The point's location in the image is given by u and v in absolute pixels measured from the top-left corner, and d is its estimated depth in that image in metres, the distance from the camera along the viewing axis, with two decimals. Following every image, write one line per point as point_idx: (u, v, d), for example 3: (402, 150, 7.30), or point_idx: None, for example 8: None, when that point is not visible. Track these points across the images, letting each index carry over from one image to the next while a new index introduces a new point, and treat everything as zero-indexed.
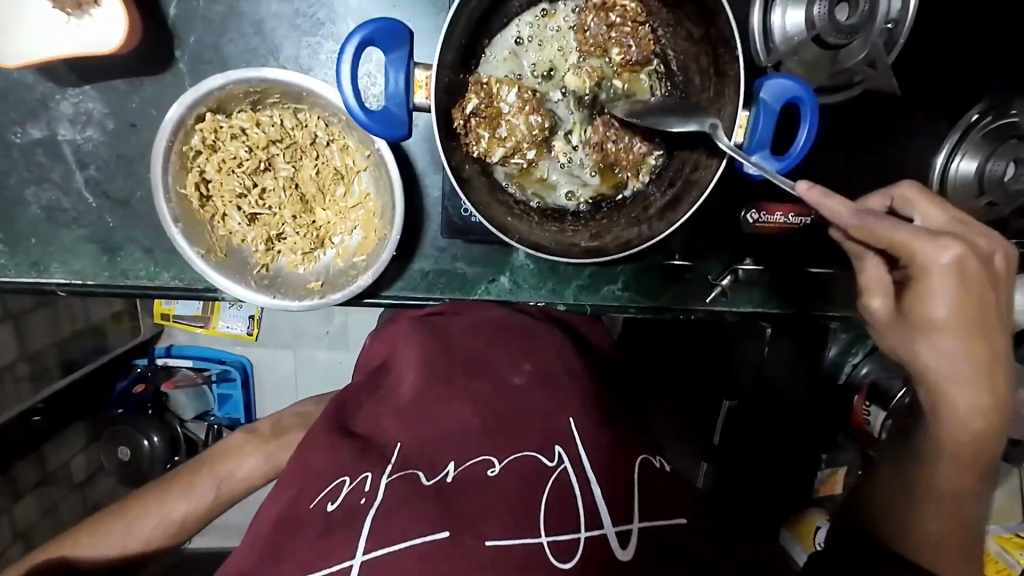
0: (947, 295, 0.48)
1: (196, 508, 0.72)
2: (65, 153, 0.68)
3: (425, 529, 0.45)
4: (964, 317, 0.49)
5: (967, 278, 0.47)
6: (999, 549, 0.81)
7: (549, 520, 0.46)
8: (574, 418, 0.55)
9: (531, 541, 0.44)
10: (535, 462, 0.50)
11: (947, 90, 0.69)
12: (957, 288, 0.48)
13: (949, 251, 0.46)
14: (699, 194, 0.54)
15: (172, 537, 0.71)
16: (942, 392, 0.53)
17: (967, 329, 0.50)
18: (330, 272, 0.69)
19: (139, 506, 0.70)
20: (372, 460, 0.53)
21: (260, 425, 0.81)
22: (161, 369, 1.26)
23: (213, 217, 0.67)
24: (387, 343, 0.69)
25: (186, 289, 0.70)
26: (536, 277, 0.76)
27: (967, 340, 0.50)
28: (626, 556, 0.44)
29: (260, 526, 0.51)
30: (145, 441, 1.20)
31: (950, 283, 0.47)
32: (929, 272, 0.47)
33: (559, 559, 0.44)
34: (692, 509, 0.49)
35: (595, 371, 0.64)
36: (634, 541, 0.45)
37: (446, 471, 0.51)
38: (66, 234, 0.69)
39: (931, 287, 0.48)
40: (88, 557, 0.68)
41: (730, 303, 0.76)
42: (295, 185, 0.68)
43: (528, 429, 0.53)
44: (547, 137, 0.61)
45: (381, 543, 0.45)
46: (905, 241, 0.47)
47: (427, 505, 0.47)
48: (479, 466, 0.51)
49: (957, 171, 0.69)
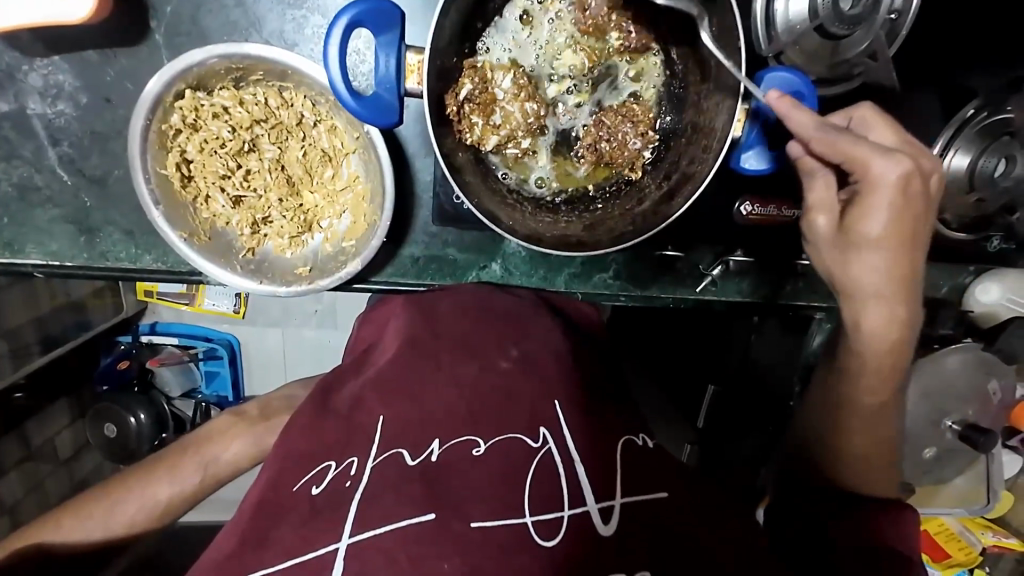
0: (888, 210, 0.50)
1: (182, 492, 0.71)
2: (36, 127, 0.64)
3: (410, 510, 0.45)
4: (899, 232, 0.51)
5: (911, 195, 0.49)
6: (962, 529, 0.93)
7: (534, 500, 0.46)
8: (560, 402, 0.55)
9: (515, 521, 0.45)
10: (521, 442, 0.51)
11: (945, 85, 0.69)
12: (897, 203, 0.49)
13: (899, 166, 0.48)
14: (695, 188, 0.53)
15: (159, 519, 0.71)
16: (862, 308, 0.55)
17: (901, 242, 0.51)
18: (319, 257, 0.68)
19: (124, 484, 0.70)
20: (357, 444, 0.53)
21: (247, 407, 0.81)
22: (145, 347, 1.23)
23: (196, 198, 0.65)
24: (377, 325, 0.69)
25: (169, 273, 0.68)
26: (528, 264, 0.75)
27: (897, 253, 0.52)
28: (608, 531, 0.45)
29: (243, 508, 0.51)
30: (132, 418, 1.19)
31: (892, 198, 0.49)
32: (878, 188, 0.49)
33: (544, 538, 0.44)
34: (677, 488, 0.50)
35: (586, 358, 0.65)
36: (617, 515, 0.46)
37: (430, 450, 0.51)
38: (40, 214, 0.66)
39: (876, 201, 0.50)
40: (65, 542, 0.66)
41: (719, 293, 0.76)
42: (280, 167, 0.66)
43: (516, 412, 0.54)
44: (542, 125, 0.59)
45: (367, 525, 0.44)
46: (860, 156, 0.48)
47: (413, 487, 0.47)
48: (463, 445, 0.51)
49: (950, 167, 0.68)
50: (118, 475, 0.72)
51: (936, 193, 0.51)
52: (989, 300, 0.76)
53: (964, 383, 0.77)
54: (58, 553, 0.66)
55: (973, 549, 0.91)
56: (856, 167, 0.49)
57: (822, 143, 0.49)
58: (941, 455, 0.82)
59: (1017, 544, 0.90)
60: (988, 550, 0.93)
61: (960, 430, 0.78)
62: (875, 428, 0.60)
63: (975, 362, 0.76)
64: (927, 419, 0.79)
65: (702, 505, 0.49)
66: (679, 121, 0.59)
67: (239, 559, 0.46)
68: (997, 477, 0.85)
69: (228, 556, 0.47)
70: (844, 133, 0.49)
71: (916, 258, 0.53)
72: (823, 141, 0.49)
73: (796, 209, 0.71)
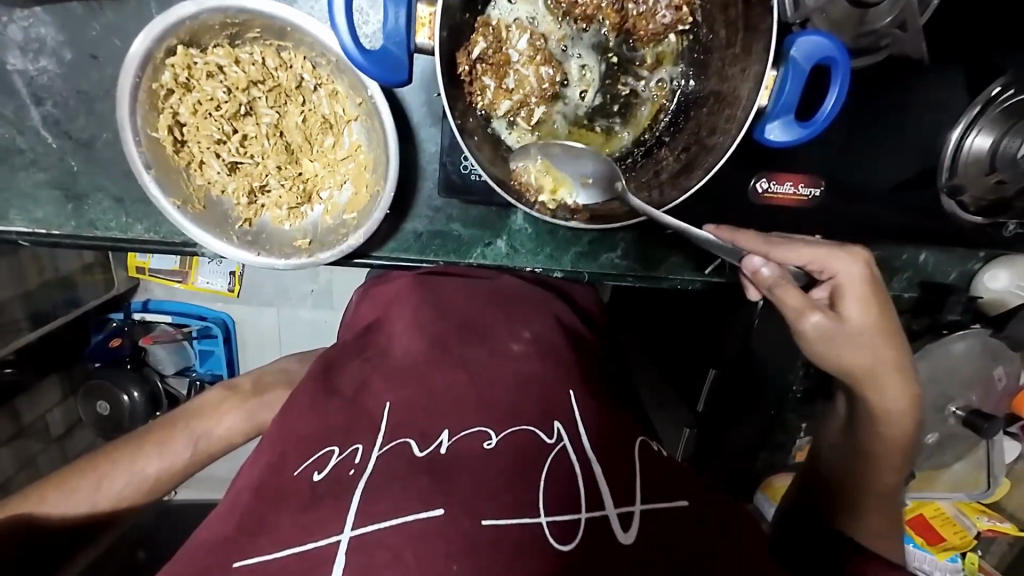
0: (865, 301, 0.55)
1: (171, 467, 0.70)
2: (16, 85, 0.61)
3: (418, 506, 0.43)
4: (881, 328, 0.56)
5: (879, 287, 0.56)
6: (958, 512, 0.95)
7: (550, 501, 0.45)
8: (574, 393, 0.56)
9: (529, 521, 0.43)
10: (532, 436, 0.50)
11: (975, 58, 0.66)
12: (873, 304, 0.55)
13: (860, 262, 0.55)
14: (717, 159, 0.50)
15: (146, 492, 0.69)
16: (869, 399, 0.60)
17: (885, 336, 0.56)
18: (319, 230, 0.65)
19: (110, 456, 0.68)
20: (362, 432, 0.52)
21: (240, 381, 0.80)
22: (137, 324, 1.24)
23: (189, 164, 0.61)
24: (377, 303, 0.70)
25: (162, 243, 0.66)
26: (534, 242, 0.73)
27: (880, 345, 0.56)
28: (628, 540, 0.44)
29: (240, 491, 0.51)
30: (125, 397, 1.19)
31: (864, 289, 0.55)
32: (847, 279, 0.55)
33: (559, 541, 0.43)
34: (686, 489, 0.50)
35: (580, 348, 0.66)
36: (637, 523, 0.45)
37: (439, 442, 0.50)
38: (24, 178, 0.63)
39: (854, 297, 0.55)
40: (52, 517, 0.64)
41: (729, 275, 0.76)
42: (278, 133, 0.63)
43: (526, 405, 0.53)
44: (556, 93, 0.55)
45: (371, 519, 0.43)
46: (820, 255, 0.56)
47: (420, 482, 0.45)
48: (474, 437, 0.50)
49: (971, 148, 0.67)
50: (105, 448, 0.70)
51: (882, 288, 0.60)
52: (998, 287, 0.77)
53: (970, 370, 0.77)
54: (47, 527, 0.64)
55: (968, 534, 0.93)
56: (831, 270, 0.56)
57: (787, 253, 0.57)
58: (943, 441, 0.83)
59: (1011, 529, 0.92)
60: (982, 534, 0.95)
61: (963, 417, 0.78)
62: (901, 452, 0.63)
63: (979, 348, 0.76)
64: (931, 406, 0.79)
65: (709, 504, 0.49)
66: (701, 88, 0.55)
67: (236, 545, 0.45)
68: (997, 461, 0.86)
69: (224, 540, 0.46)
70: (796, 241, 0.57)
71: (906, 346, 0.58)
72: (785, 252, 0.57)
73: (814, 188, 0.68)
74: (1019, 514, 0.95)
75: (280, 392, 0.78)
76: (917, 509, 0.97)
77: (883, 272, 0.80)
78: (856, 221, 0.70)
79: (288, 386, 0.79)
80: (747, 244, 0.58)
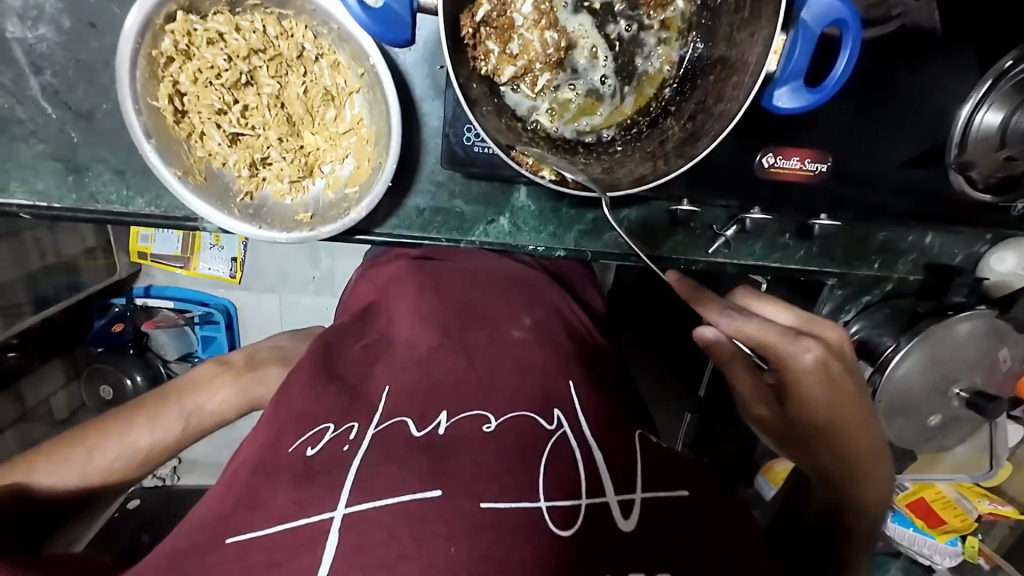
0: (818, 390, 0.53)
1: (163, 440, 0.70)
2: (15, 53, 0.60)
3: (415, 486, 0.43)
4: (837, 414, 0.54)
5: (834, 376, 0.52)
6: (958, 496, 0.96)
7: (548, 484, 0.45)
8: (573, 383, 0.57)
9: (529, 505, 0.43)
10: (534, 423, 0.50)
11: (991, 30, 0.65)
12: (829, 396, 0.53)
13: (811, 353, 0.51)
14: (724, 127, 0.50)
15: (138, 465, 0.69)
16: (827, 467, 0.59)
17: (839, 420, 0.55)
18: (320, 204, 0.65)
19: (104, 429, 0.68)
20: (360, 412, 0.53)
21: (232, 357, 0.80)
22: (139, 310, 1.24)
23: (190, 135, 0.61)
24: (376, 287, 0.74)
25: (163, 218, 0.65)
26: (537, 220, 0.73)
27: (835, 430, 0.55)
28: (629, 527, 0.43)
29: (238, 469, 0.51)
30: (128, 380, 1.22)
31: (815, 382, 0.52)
32: (797, 372, 0.53)
33: (559, 527, 0.42)
34: (686, 477, 0.50)
35: (582, 344, 0.67)
36: (638, 510, 0.45)
37: (437, 423, 0.51)
38: (24, 149, 0.63)
39: (805, 386, 0.53)
40: (45, 490, 0.63)
41: (731, 254, 0.76)
42: (279, 103, 0.62)
43: (528, 394, 0.54)
44: (562, 59, 0.55)
45: (368, 496, 0.43)
46: (772, 343, 0.52)
47: (417, 462, 0.45)
48: (475, 420, 0.51)
49: (982, 123, 0.66)
50: (97, 419, 0.70)
51: (851, 362, 0.55)
52: (1004, 269, 0.78)
53: (976, 354, 0.75)
54: (40, 498, 0.63)
55: (968, 516, 0.94)
56: (783, 357, 0.53)
57: (738, 332, 0.53)
58: (945, 424, 0.80)
59: (1012, 512, 0.93)
60: (983, 517, 0.95)
61: (968, 398, 0.76)
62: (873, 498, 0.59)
63: (986, 329, 0.74)
64: (935, 391, 0.77)
65: (709, 493, 0.49)
66: (709, 54, 0.54)
67: (231, 520, 0.45)
68: (1001, 445, 0.85)
69: (220, 515, 0.46)
70: (748, 317, 0.53)
71: (868, 424, 0.56)
72: (732, 325, 0.53)
73: (821, 164, 0.68)
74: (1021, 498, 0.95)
75: (275, 368, 0.78)
76: (918, 493, 0.97)
77: (889, 255, 0.80)
78: (861, 199, 0.70)
79: (282, 363, 0.79)
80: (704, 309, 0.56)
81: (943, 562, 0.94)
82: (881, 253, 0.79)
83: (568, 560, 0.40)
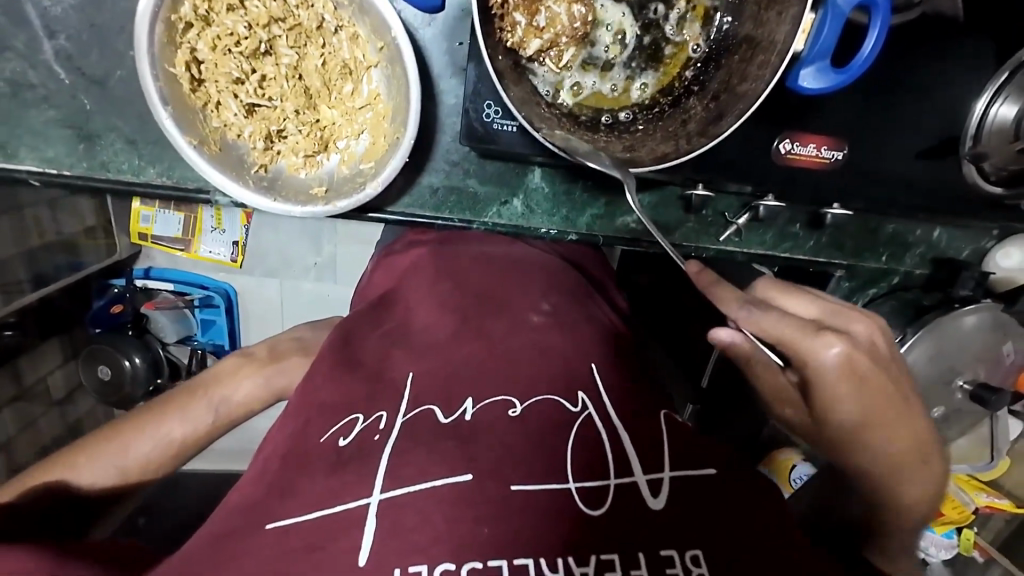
0: (844, 387, 0.51)
1: (194, 432, 0.69)
2: (29, 16, 0.59)
3: (445, 470, 0.43)
4: (867, 409, 0.52)
5: (862, 374, 0.50)
6: (959, 490, 0.95)
7: (576, 466, 0.45)
8: (596, 365, 0.57)
9: (557, 487, 0.43)
10: (559, 406, 0.50)
11: (1008, 22, 0.65)
12: (858, 403, 0.52)
13: (835, 349, 0.50)
14: (749, 105, 0.49)
15: (172, 459, 0.68)
16: (874, 461, 0.56)
17: (872, 416, 0.53)
18: (335, 179, 0.64)
19: (134, 423, 0.67)
20: (386, 400, 0.53)
21: (256, 349, 0.79)
22: (139, 291, 1.24)
23: (206, 105, 0.60)
24: (393, 276, 0.74)
25: (174, 188, 0.65)
26: (550, 203, 0.73)
27: (871, 426, 0.53)
28: (658, 506, 0.43)
29: (270, 458, 0.52)
30: (127, 362, 1.20)
31: (840, 378, 0.50)
32: (819, 371, 0.50)
33: (589, 507, 0.43)
34: (713, 453, 0.49)
35: (604, 328, 0.66)
36: (666, 490, 0.44)
37: (463, 409, 0.50)
38: (35, 114, 0.62)
39: (830, 383, 0.51)
40: (82, 486, 0.63)
41: (742, 244, 0.76)
42: (298, 75, 0.61)
43: (551, 377, 0.53)
44: (588, 33, 0.55)
45: (399, 483, 0.43)
46: (792, 339, 0.50)
47: (446, 448, 0.45)
48: (500, 405, 0.50)
49: (997, 117, 0.67)
50: (131, 413, 0.69)
51: (883, 354, 0.53)
52: (1009, 264, 0.78)
53: (981, 346, 0.76)
54: (81, 492, 0.63)
55: (966, 508, 0.94)
56: (802, 356, 0.51)
57: (752, 324, 0.52)
58: (948, 416, 0.81)
59: (1008, 505, 0.94)
60: (980, 510, 0.97)
61: (972, 390, 0.77)
62: (919, 485, 0.58)
63: (990, 322, 0.75)
64: (941, 381, 0.77)
65: (738, 469, 0.48)
66: (734, 36, 0.54)
67: (265, 512, 0.45)
68: (1001, 438, 0.86)
69: (256, 502, 0.46)
70: (773, 309, 0.51)
71: (909, 422, 0.54)
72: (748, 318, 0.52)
73: (837, 152, 0.67)
74: (1016, 490, 0.97)
75: (300, 359, 0.78)
76: None
77: (897, 248, 0.80)
78: (876, 190, 0.69)
79: (304, 353, 0.79)
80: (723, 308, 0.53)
81: (938, 554, 0.97)
82: (889, 246, 0.80)
83: (595, 541, 0.41)
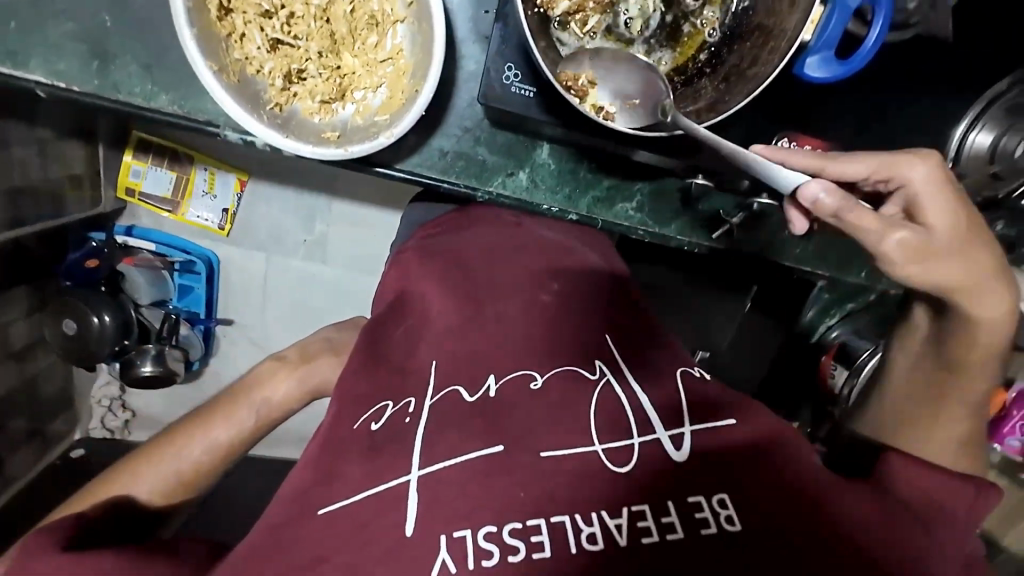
0: (938, 194, 0.50)
1: (241, 433, 0.70)
2: None
3: (478, 444, 0.45)
4: (956, 232, 0.50)
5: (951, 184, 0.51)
6: None
7: (602, 427, 0.46)
8: (609, 337, 0.58)
9: (586, 449, 0.45)
10: (578, 375, 0.51)
11: (987, 56, 0.71)
12: (950, 194, 0.50)
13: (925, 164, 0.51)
14: (756, 85, 0.52)
15: (222, 462, 0.69)
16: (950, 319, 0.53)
17: (960, 239, 0.50)
18: (348, 127, 0.65)
19: (180, 433, 0.68)
20: (414, 385, 0.55)
21: (287, 353, 0.80)
22: (118, 247, 1.17)
23: (230, 35, 0.61)
24: (400, 275, 0.69)
25: (183, 117, 0.64)
26: (554, 179, 0.74)
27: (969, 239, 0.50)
28: (683, 457, 0.45)
29: (311, 454, 0.54)
30: (95, 319, 1.09)
31: (937, 180, 0.50)
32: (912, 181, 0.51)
33: (616, 464, 0.44)
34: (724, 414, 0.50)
35: (620, 302, 0.64)
36: (689, 441, 0.46)
37: (486, 386, 0.51)
38: (52, 26, 0.61)
39: (929, 199, 0.50)
40: (136, 498, 0.64)
41: (731, 244, 0.78)
42: (325, 18, 0.63)
43: (566, 350, 0.55)
44: (614, 3, 0.58)
45: (437, 459, 0.45)
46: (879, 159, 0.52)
47: (475, 422, 0.47)
48: (521, 379, 0.51)
49: (973, 145, 0.72)
50: (175, 423, 0.70)
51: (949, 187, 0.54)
52: None
53: None
54: (138, 504, 0.64)
55: None
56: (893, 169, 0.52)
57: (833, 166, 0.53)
58: None
59: None
60: None
61: None
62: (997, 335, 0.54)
63: None
64: None
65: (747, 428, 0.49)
66: (746, 28, 0.58)
67: (310, 501, 0.47)
68: None
69: (301, 494, 0.49)
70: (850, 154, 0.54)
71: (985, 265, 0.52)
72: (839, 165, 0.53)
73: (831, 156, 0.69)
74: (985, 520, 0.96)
75: (331, 358, 0.79)
76: None
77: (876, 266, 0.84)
78: None
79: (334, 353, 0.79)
80: (800, 165, 0.54)
81: None
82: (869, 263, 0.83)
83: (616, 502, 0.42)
